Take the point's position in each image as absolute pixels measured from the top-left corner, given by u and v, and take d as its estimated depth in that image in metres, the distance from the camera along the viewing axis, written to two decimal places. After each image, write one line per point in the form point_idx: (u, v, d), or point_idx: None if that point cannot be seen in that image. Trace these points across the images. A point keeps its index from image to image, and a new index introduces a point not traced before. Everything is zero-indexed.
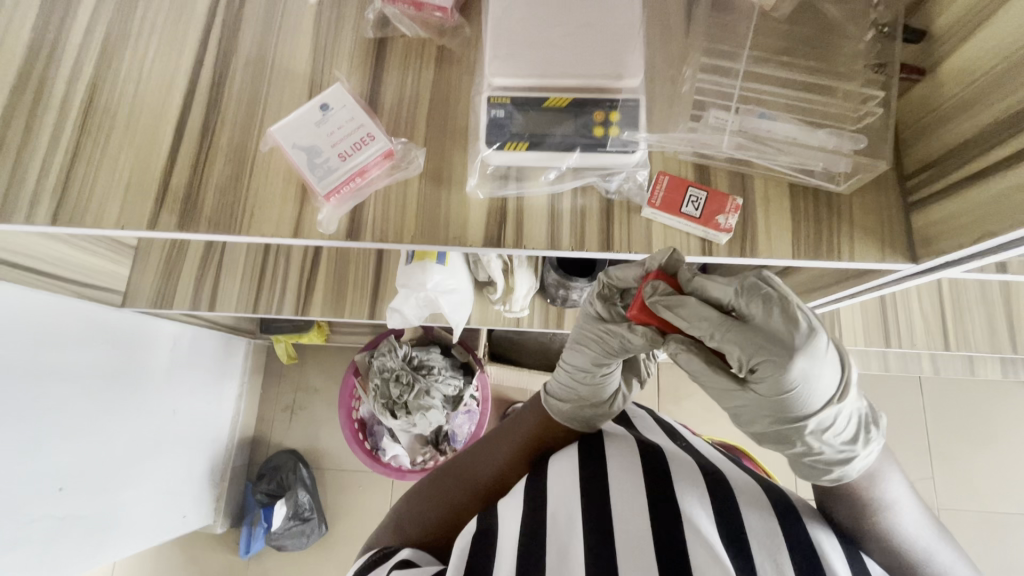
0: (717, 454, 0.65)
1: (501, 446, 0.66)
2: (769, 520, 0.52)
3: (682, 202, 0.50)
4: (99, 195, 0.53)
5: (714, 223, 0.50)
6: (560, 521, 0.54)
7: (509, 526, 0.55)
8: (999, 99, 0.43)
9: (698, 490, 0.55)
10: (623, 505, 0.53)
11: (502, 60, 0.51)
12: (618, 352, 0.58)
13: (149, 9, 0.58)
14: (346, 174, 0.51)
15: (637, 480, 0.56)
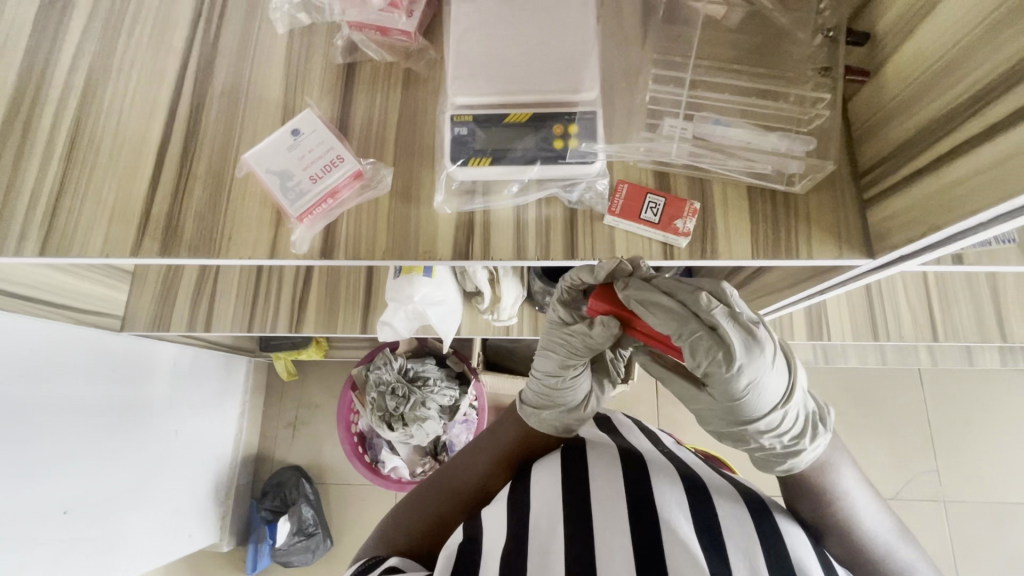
0: (694, 457, 0.66)
1: (484, 456, 0.67)
2: (746, 523, 0.52)
3: (641, 209, 0.53)
4: (84, 225, 0.55)
5: (673, 228, 0.52)
6: (542, 527, 0.54)
7: (493, 532, 0.56)
8: (935, 97, 0.44)
9: (678, 493, 0.55)
10: (604, 511, 0.54)
11: (463, 80, 0.53)
12: (584, 352, 0.59)
13: (129, 45, 0.61)
14: (317, 196, 0.53)
15: (617, 485, 0.56)
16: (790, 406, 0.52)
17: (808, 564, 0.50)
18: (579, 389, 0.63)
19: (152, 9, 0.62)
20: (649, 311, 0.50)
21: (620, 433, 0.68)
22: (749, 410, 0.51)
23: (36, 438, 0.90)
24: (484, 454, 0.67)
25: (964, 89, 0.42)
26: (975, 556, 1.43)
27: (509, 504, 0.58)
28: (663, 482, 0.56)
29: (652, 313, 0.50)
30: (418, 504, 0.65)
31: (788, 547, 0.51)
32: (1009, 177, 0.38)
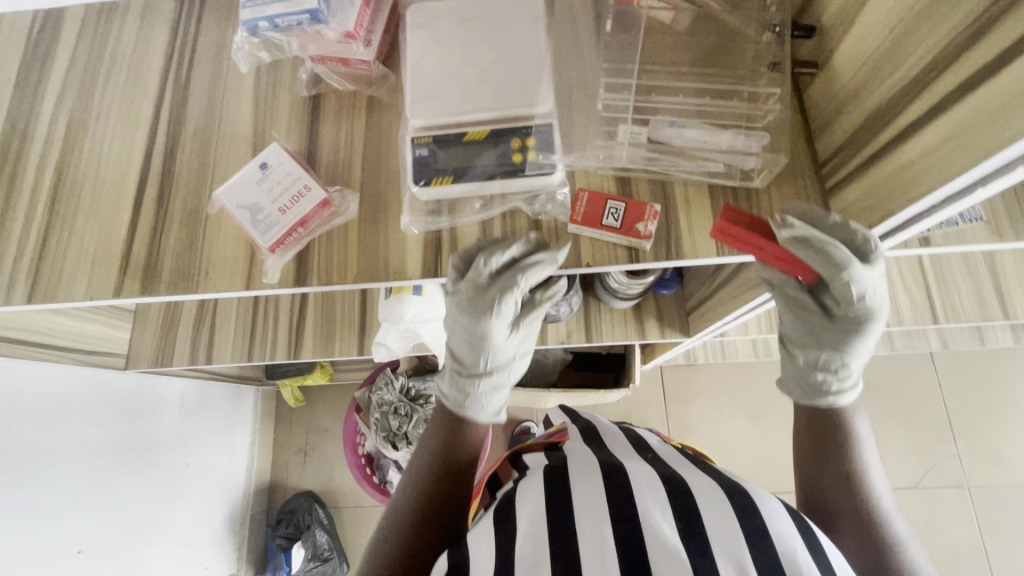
0: (675, 452, 0.65)
1: (434, 452, 0.59)
2: (728, 518, 0.49)
3: (602, 215, 0.53)
4: (69, 270, 0.57)
5: (635, 231, 0.52)
6: (527, 541, 0.50)
7: (479, 552, 0.50)
8: (881, 83, 0.44)
9: (658, 495, 0.52)
10: (587, 517, 0.50)
11: (420, 103, 0.54)
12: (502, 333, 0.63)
13: (104, 94, 0.63)
14: (286, 226, 0.55)
15: (597, 489, 0.53)
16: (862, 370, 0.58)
17: (794, 551, 0.47)
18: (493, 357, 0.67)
19: (127, 60, 0.65)
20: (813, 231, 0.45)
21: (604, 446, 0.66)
22: (830, 337, 0.57)
23: (43, 481, 0.91)
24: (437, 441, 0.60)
25: (908, 70, 0.42)
26: (1006, 543, 1.38)
27: (494, 519, 0.54)
28: (642, 485, 0.53)
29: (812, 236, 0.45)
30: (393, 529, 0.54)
31: (772, 536, 0.48)
32: (961, 153, 0.37)
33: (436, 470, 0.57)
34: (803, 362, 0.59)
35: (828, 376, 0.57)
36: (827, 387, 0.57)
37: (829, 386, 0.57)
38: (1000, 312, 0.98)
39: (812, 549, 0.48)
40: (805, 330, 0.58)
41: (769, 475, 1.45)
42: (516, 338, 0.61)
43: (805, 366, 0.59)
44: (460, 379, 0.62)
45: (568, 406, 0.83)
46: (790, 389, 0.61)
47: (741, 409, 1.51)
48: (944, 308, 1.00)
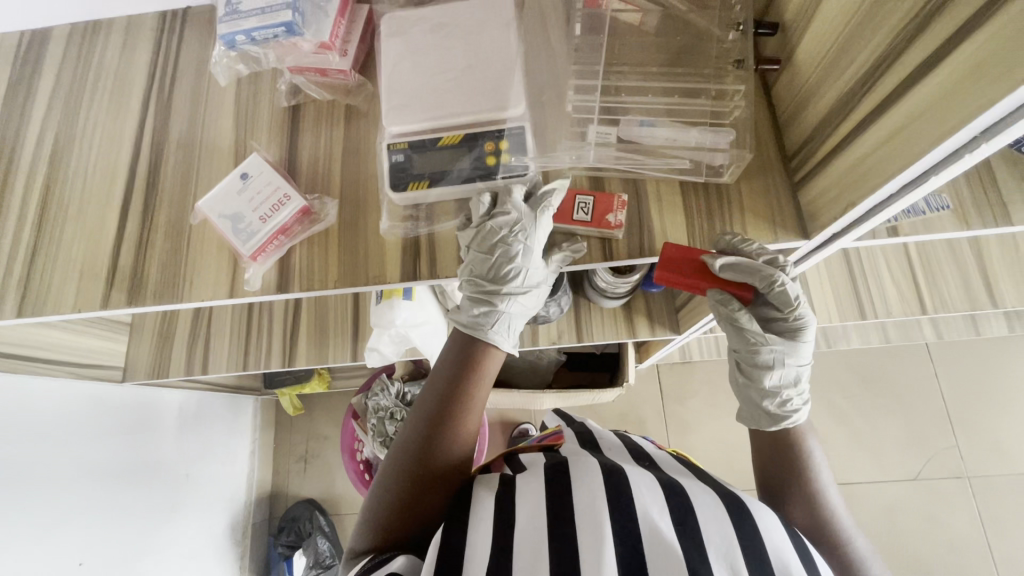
0: (673, 461, 0.64)
1: (426, 423, 0.56)
2: (724, 524, 0.49)
3: (573, 211, 0.55)
4: (57, 283, 0.58)
5: (604, 222, 0.54)
6: (526, 533, 0.49)
7: (478, 540, 0.49)
8: (839, 76, 0.46)
9: (657, 497, 0.52)
10: (585, 513, 0.50)
11: (396, 111, 0.56)
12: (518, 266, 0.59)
13: (89, 111, 0.65)
14: (268, 233, 0.56)
15: (596, 485, 0.52)
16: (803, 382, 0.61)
17: (786, 559, 0.48)
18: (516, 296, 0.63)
19: (111, 78, 0.66)
20: (743, 260, 0.50)
21: (599, 448, 0.65)
22: (785, 356, 0.59)
23: (41, 495, 0.91)
24: (432, 405, 0.57)
25: (862, 62, 0.43)
26: (1008, 533, 1.38)
27: (494, 500, 0.53)
28: (641, 483, 0.53)
29: (745, 264, 0.50)
30: (382, 491, 0.56)
31: (767, 546, 0.48)
32: (913, 141, 0.38)
33: (427, 445, 0.55)
34: (769, 383, 0.60)
35: (791, 396, 0.59)
36: (793, 406, 0.59)
37: (792, 405, 0.59)
38: (988, 301, 0.98)
39: (803, 557, 0.49)
40: (767, 352, 0.59)
41: None
42: (545, 270, 0.59)
43: (770, 387, 0.59)
44: (483, 301, 0.59)
45: (562, 412, 0.82)
46: (752, 410, 0.61)
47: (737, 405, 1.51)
48: (932, 298, 1.00)
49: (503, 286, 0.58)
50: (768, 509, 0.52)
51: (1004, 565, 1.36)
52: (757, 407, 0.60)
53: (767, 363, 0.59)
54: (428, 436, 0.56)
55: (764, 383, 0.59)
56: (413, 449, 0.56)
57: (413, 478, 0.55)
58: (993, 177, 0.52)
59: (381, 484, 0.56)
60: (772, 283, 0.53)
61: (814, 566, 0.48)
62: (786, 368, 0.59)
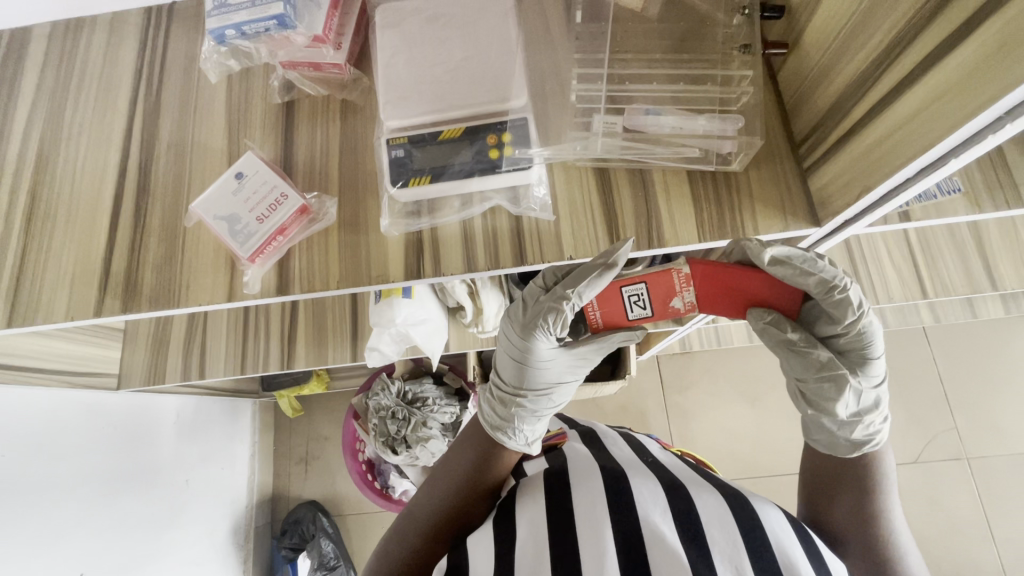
0: (675, 459, 0.63)
1: (464, 465, 0.61)
2: (728, 527, 0.50)
3: (626, 309, 0.55)
4: (48, 291, 0.57)
5: (669, 310, 0.53)
6: (527, 544, 0.51)
7: (479, 556, 0.52)
8: (850, 59, 0.45)
9: (659, 500, 0.52)
10: (588, 524, 0.50)
11: (393, 105, 0.54)
12: (538, 359, 0.61)
13: (76, 112, 0.62)
14: (266, 235, 0.54)
15: (598, 496, 0.53)
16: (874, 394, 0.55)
17: (794, 559, 0.47)
18: (553, 396, 0.63)
19: (96, 77, 0.64)
20: (795, 252, 0.49)
21: (600, 442, 0.65)
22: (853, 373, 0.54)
23: (40, 508, 0.89)
24: (457, 472, 0.61)
25: (876, 44, 0.42)
26: (1008, 512, 1.39)
27: (494, 525, 0.55)
28: (644, 489, 0.53)
29: (795, 257, 0.49)
30: (397, 535, 0.60)
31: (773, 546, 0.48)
32: (932, 125, 0.38)
33: (462, 484, 0.60)
34: (846, 412, 0.54)
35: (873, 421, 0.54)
36: (875, 429, 0.54)
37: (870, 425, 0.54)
38: (988, 283, 0.98)
39: (812, 558, 0.48)
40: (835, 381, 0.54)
41: (770, 458, 1.45)
42: (566, 362, 0.61)
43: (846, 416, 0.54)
44: (504, 402, 0.63)
45: (563, 415, 0.80)
46: (830, 441, 0.55)
47: (738, 393, 1.51)
48: (933, 281, 0.99)
49: (522, 378, 0.62)
50: (774, 507, 0.53)
51: (1005, 543, 1.37)
52: (837, 439, 0.55)
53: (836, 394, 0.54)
54: (450, 501, 0.59)
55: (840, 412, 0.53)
56: (449, 486, 0.60)
57: (427, 532, 0.58)
58: (1002, 156, 0.52)
59: (396, 528, 0.60)
60: (830, 285, 0.50)
61: (826, 568, 0.48)
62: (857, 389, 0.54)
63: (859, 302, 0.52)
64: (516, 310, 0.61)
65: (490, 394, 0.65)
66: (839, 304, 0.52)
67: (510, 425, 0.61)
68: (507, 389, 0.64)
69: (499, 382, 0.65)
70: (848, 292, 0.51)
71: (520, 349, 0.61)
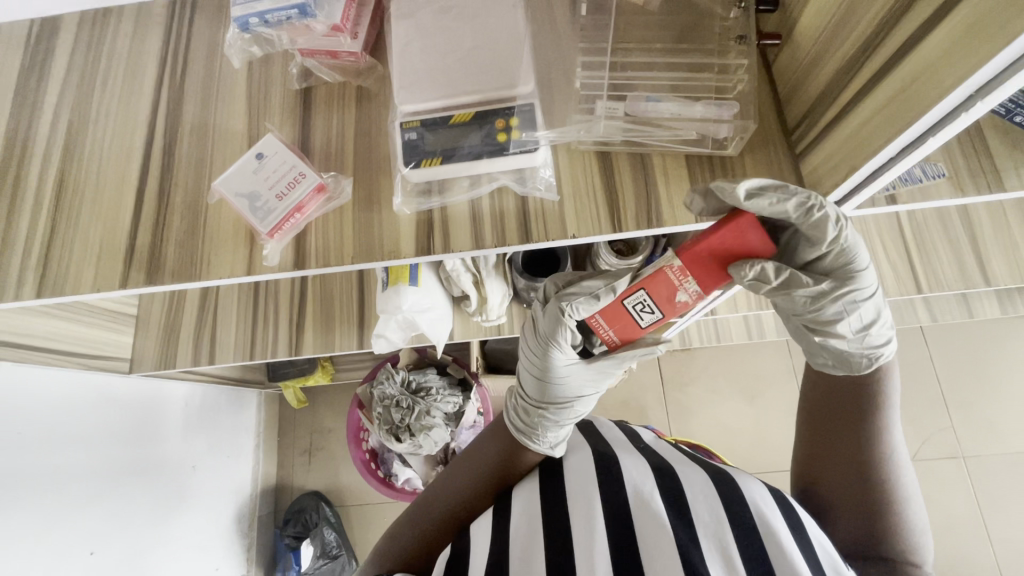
0: (667, 446, 0.65)
1: (485, 463, 0.64)
2: (712, 501, 0.53)
3: (638, 319, 0.55)
4: (75, 264, 0.59)
5: (676, 305, 0.53)
6: (522, 530, 0.54)
7: (479, 541, 0.55)
8: (836, 49, 0.48)
9: (647, 479, 0.56)
10: (578, 508, 0.54)
11: (407, 89, 0.57)
12: (552, 371, 0.65)
13: (103, 95, 0.66)
14: (285, 211, 0.57)
15: (588, 482, 0.57)
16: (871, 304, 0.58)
17: (776, 528, 0.49)
18: (574, 411, 0.66)
19: (121, 64, 0.67)
20: (769, 182, 0.50)
21: (597, 430, 0.68)
22: (846, 289, 0.56)
23: (53, 485, 0.93)
24: (478, 468, 0.64)
25: (858, 35, 0.45)
26: (1001, 508, 1.41)
27: (492, 514, 0.58)
28: (632, 469, 0.57)
29: (767, 188, 0.50)
30: (412, 519, 0.63)
31: (753, 513, 0.51)
32: (909, 106, 0.40)
33: (480, 481, 0.63)
34: (854, 330, 0.57)
35: (875, 332, 0.57)
36: (881, 339, 0.57)
37: (875, 340, 0.57)
38: (980, 278, 1.00)
39: (795, 531, 0.50)
40: (830, 306, 0.57)
41: (767, 453, 1.47)
42: (585, 377, 0.65)
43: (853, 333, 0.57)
44: (526, 413, 0.66)
45: None
46: (842, 361, 0.58)
47: (736, 390, 1.54)
48: (926, 276, 1.02)
49: (544, 391, 0.66)
50: (757, 485, 0.55)
51: (998, 539, 1.39)
52: (849, 358, 0.58)
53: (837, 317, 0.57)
54: (470, 492, 0.63)
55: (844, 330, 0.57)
56: (468, 480, 0.63)
57: (445, 516, 0.62)
58: (986, 144, 0.54)
59: (413, 513, 0.64)
60: (807, 206, 0.50)
61: (809, 541, 0.49)
62: (857, 307, 0.57)
63: (836, 220, 0.51)
64: (532, 329, 0.67)
65: (516, 404, 0.68)
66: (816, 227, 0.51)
67: (534, 430, 0.64)
68: (531, 400, 0.67)
69: (522, 395, 0.68)
70: (825, 209, 0.50)
71: (539, 366, 0.65)
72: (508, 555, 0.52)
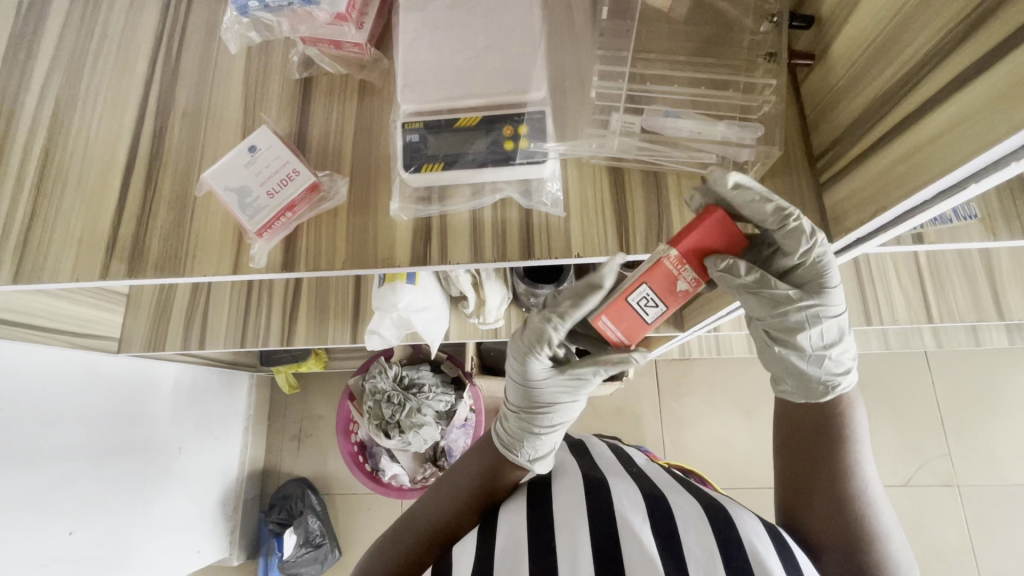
0: (660, 470, 0.63)
1: (470, 475, 0.62)
2: (705, 536, 0.50)
3: (642, 316, 0.49)
4: (55, 251, 0.57)
5: (679, 295, 0.48)
6: (506, 555, 0.52)
7: (461, 567, 0.53)
8: (876, 76, 0.44)
9: (638, 508, 0.53)
10: (564, 535, 0.52)
11: (412, 88, 0.54)
12: (527, 381, 0.61)
13: (95, 71, 0.62)
14: (275, 209, 0.54)
15: (577, 507, 0.54)
16: (839, 323, 0.54)
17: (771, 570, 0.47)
18: (554, 418, 0.62)
19: (116, 40, 0.63)
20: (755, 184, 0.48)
21: (589, 455, 0.65)
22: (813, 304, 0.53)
23: (37, 463, 0.91)
24: (464, 481, 0.62)
25: (902, 64, 0.42)
26: (993, 541, 1.39)
27: (478, 537, 0.55)
28: (624, 497, 0.54)
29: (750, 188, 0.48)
30: (394, 537, 0.61)
31: (746, 550, 0.49)
32: (955, 146, 0.37)
33: (465, 494, 0.61)
34: (813, 348, 0.54)
35: (834, 355, 0.54)
36: (840, 365, 0.55)
37: (833, 365, 0.55)
38: (995, 311, 0.97)
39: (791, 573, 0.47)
40: (795, 315, 0.53)
41: (760, 470, 1.45)
42: (560, 383, 0.61)
43: (812, 348, 0.54)
44: (509, 419, 0.65)
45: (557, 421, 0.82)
46: (802, 384, 0.56)
47: (734, 405, 1.51)
48: (939, 307, 0.98)
49: (520, 400, 0.63)
50: (752, 516, 0.52)
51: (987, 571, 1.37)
52: (808, 383, 0.56)
53: (799, 329, 0.53)
54: (454, 506, 0.60)
55: (805, 345, 0.54)
56: (454, 493, 0.61)
57: (429, 533, 0.59)
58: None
59: (398, 529, 0.61)
60: (782, 212, 0.48)
61: None
62: (822, 323, 0.53)
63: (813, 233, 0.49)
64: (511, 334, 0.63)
65: (503, 414, 0.67)
66: (790, 237, 0.49)
67: (513, 444, 0.62)
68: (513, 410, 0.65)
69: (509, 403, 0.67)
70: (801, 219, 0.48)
71: (512, 375, 0.62)
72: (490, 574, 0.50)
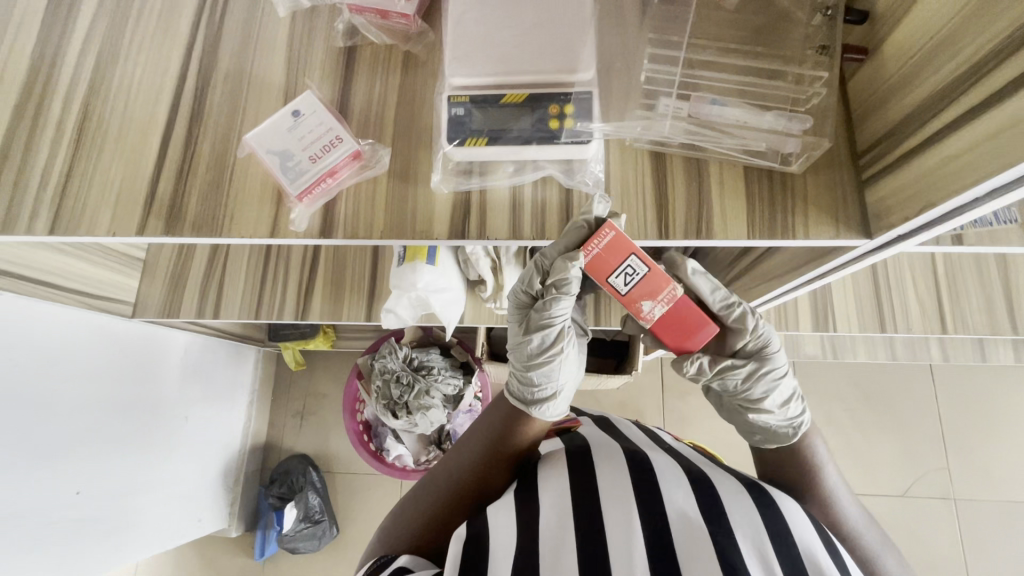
0: (694, 452, 0.63)
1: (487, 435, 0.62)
2: (752, 515, 0.50)
3: (613, 270, 0.50)
4: (93, 205, 0.57)
5: (636, 303, 0.50)
6: (551, 527, 0.51)
7: (501, 529, 0.52)
8: (930, 74, 0.44)
9: (684, 487, 0.53)
10: (613, 510, 0.51)
11: (460, 61, 0.53)
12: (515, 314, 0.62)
13: (137, 28, 0.62)
14: (317, 175, 0.55)
15: (621, 482, 0.54)
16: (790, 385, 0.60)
17: (817, 553, 0.47)
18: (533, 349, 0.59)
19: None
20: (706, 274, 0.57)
21: (620, 433, 0.65)
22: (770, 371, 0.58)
23: (48, 421, 0.91)
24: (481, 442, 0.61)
25: (959, 63, 0.42)
26: (985, 555, 1.40)
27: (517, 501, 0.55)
28: (667, 475, 0.55)
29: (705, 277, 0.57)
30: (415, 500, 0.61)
31: (794, 536, 0.48)
32: (1007, 148, 0.37)
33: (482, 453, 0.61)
34: (776, 407, 0.59)
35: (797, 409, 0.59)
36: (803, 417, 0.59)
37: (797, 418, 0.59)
38: (1008, 325, 0.97)
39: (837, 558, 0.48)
40: (755, 386, 0.59)
41: None
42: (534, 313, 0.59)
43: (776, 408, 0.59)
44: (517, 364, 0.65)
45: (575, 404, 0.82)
46: (772, 436, 0.59)
47: None
48: (954, 318, 0.98)
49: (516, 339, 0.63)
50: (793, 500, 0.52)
51: None
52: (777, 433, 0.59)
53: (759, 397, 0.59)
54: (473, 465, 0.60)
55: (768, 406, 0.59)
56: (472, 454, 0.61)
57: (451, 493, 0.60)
58: None
59: (419, 492, 0.62)
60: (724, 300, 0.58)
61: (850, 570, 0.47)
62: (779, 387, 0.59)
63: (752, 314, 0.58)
64: None
65: None
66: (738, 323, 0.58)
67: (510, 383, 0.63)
68: None
69: None
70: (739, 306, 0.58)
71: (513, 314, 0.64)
72: (535, 546, 0.50)
